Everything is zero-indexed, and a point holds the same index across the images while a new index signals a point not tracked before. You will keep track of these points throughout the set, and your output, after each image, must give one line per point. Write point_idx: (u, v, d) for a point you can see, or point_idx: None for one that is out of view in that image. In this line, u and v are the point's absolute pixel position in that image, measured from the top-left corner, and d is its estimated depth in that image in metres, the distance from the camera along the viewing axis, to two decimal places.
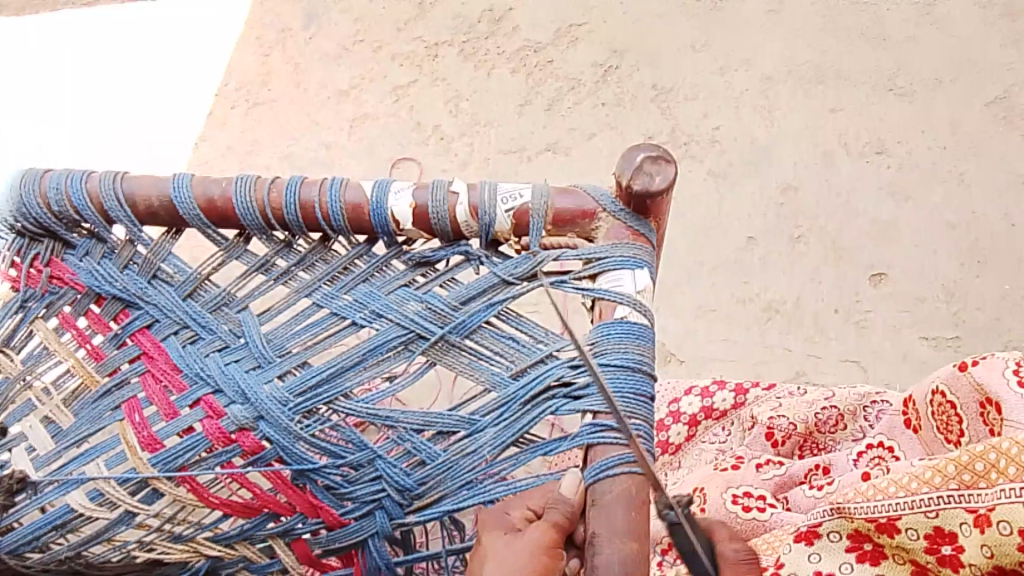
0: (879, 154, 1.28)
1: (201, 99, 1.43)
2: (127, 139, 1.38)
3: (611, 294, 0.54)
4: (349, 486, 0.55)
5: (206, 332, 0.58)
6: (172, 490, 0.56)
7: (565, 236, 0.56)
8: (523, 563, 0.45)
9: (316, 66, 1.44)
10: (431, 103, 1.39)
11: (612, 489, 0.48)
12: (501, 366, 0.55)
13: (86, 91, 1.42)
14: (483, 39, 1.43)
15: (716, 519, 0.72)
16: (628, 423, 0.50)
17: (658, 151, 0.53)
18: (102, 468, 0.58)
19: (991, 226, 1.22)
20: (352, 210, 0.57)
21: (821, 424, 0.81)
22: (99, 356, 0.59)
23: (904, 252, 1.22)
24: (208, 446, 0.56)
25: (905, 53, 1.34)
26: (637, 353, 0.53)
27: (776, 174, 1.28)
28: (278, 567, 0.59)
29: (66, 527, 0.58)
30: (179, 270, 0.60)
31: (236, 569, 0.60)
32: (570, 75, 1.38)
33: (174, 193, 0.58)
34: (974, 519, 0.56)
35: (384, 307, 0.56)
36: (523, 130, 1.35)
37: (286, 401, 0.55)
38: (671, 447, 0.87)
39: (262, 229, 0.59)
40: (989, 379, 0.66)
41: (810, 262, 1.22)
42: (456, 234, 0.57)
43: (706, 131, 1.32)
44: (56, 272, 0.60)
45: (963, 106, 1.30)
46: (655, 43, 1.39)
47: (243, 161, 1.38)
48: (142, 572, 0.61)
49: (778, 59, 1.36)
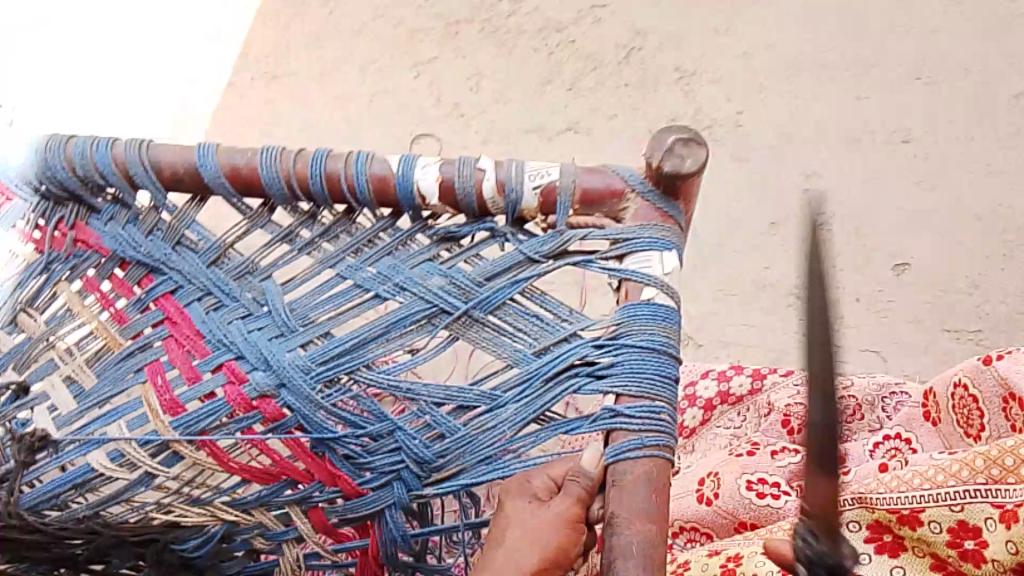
0: (904, 143, 1.26)
1: (218, 70, 1.43)
2: (148, 108, 1.39)
3: (639, 275, 0.54)
4: (368, 456, 0.55)
5: (229, 300, 0.58)
6: (192, 453, 0.57)
7: (592, 215, 0.56)
8: (547, 533, 0.47)
9: (338, 38, 1.44)
10: (453, 80, 1.39)
11: (632, 471, 0.47)
12: (523, 343, 0.54)
13: (105, 57, 1.41)
14: (506, 15, 1.42)
15: (729, 502, 0.71)
16: (646, 404, 0.50)
17: (689, 133, 0.52)
18: (123, 429, 0.58)
19: (1017, 219, 1.20)
20: (378, 182, 0.57)
21: (837, 413, 0.79)
22: (122, 320, 0.59)
23: (927, 242, 1.20)
24: (229, 411, 0.56)
25: (935, 41, 1.31)
26: (662, 336, 0.52)
27: (798, 162, 1.27)
28: (294, 535, 0.60)
29: (85, 485, 0.59)
30: (202, 237, 0.59)
31: (251, 536, 0.60)
32: (592, 54, 1.37)
33: (200, 161, 0.58)
34: (1000, 514, 0.55)
35: (407, 281, 0.56)
36: (543, 109, 1.34)
37: (308, 370, 0.55)
38: (686, 430, 0.87)
39: (286, 200, 0.58)
40: (1010, 371, 0.66)
41: (830, 251, 1.21)
42: (482, 210, 0.57)
43: (729, 115, 1.31)
44: (80, 236, 0.60)
45: (992, 97, 1.27)
46: (679, 24, 1.37)
47: (264, 131, 1.38)
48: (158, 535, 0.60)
49: (804, 44, 1.34)
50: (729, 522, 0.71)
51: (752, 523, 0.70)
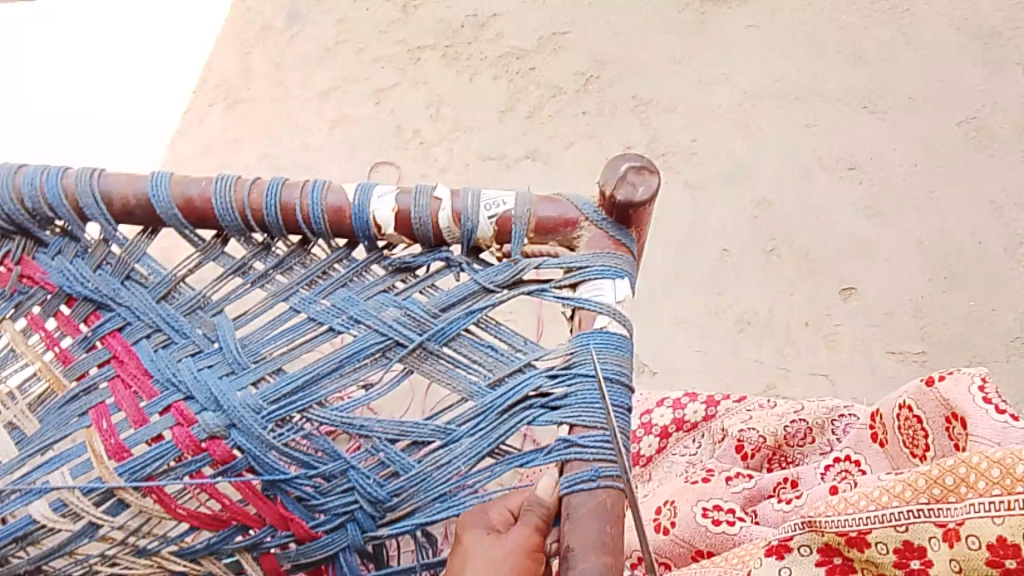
0: (851, 170, 1.30)
1: (177, 98, 1.40)
2: (103, 135, 1.36)
3: (591, 303, 0.54)
4: (320, 497, 0.55)
5: (179, 336, 0.57)
6: (138, 500, 0.56)
7: (546, 244, 0.56)
8: (507, 565, 0.46)
9: (297, 65, 1.44)
10: (412, 108, 1.39)
11: (587, 500, 0.48)
12: (479, 374, 0.55)
13: (63, 86, 1.40)
14: (466, 44, 1.43)
15: (686, 531, 0.72)
16: (600, 435, 0.50)
17: (642, 162, 0.54)
18: (66, 477, 0.56)
19: (960, 244, 1.24)
20: (333, 211, 0.57)
21: (790, 437, 0.81)
22: (67, 360, 0.58)
23: (876, 267, 1.23)
24: (177, 454, 0.55)
25: (880, 73, 1.36)
26: (615, 364, 0.53)
27: (752, 188, 1.29)
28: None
29: (28, 538, 0.58)
30: (153, 270, 0.59)
31: None
32: (550, 83, 1.39)
33: (152, 191, 0.57)
34: (943, 533, 0.56)
35: (361, 313, 0.56)
36: (503, 136, 1.36)
37: (259, 409, 0.55)
38: (643, 459, 0.87)
39: (240, 230, 0.58)
40: (954, 394, 0.67)
41: (783, 275, 1.23)
42: (437, 240, 0.57)
43: (685, 142, 1.33)
44: (26, 271, 0.59)
45: (935, 127, 1.32)
46: (636, 54, 1.40)
47: (220, 159, 1.36)
48: None
49: (755, 74, 1.38)
50: (686, 550, 0.72)
51: (708, 551, 0.71)
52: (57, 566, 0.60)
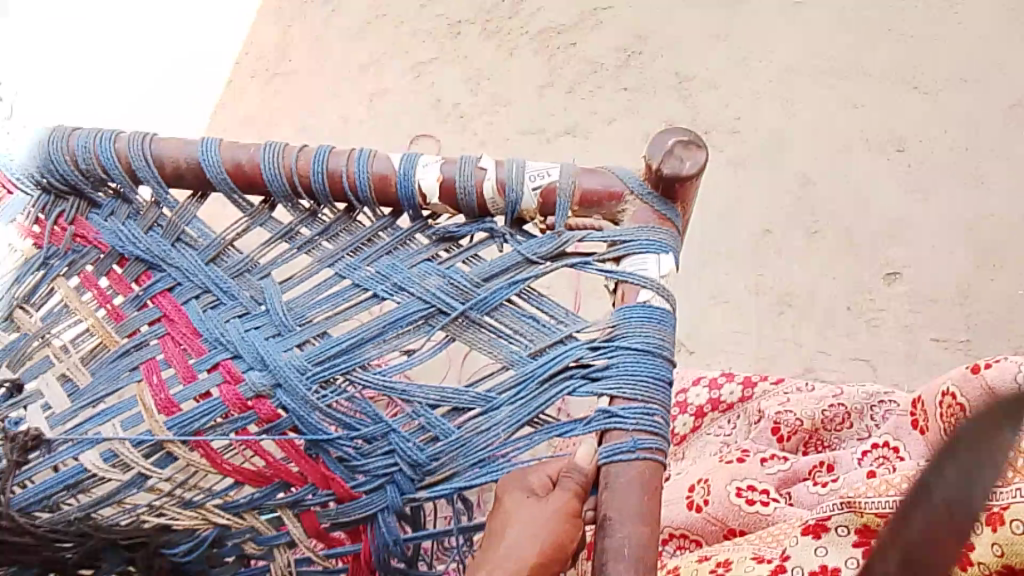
0: (898, 153, 1.27)
1: (221, 66, 1.43)
2: (150, 102, 1.39)
3: (634, 277, 0.54)
4: (361, 458, 0.56)
5: (227, 298, 0.59)
6: (186, 454, 0.58)
7: (591, 217, 0.56)
8: (546, 531, 0.46)
9: (339, 36, 1.44)
10: (452, 80, 1.39)
11: (626, 472, 0.48)
12: (520, 344, 0.55)
13: (114, 50, 1.42)
14: (507, 17, 1.42)
15: (720, 508, 0.72)
16: (640, 405, 0.50)
17: (689, 136, 0.53)
18: (117, 429, 0.59)
19: (1009, 230, 1.21)
20: (379, 180, 0.57)
21: (828, 421, 0.81)
22: (119, 317, 0.60)
23: (919, 252, 1.21)
24: (224, 411, 0.57)
25: (931, 52, 1.33)
26: (657, 338, 0.53)
27: (794, 169, 1.28)
28: (285, 540, 0.60)
29: (78, 486, 0.59)
30: (202, 233, 0.60)
31: (243, 540, 0.60)
32: (591, 58, 1.38)
33: (202, 156, 0.58)
34: (986, 518, 0.56)
35: (405, 281, 0.57)
36: (542, 111, 1.35)
37: (305, 370, 0.56)
38: (678, 438, 0.88)
39: (288, 196, 0.59)
40: (999, 381, 0.67)
41: (824, 258, 1.22)
42: (481, 211, 0.57)
43: (727, 121, 1.31)
44: (80, 231, 0.61)
45: (988, 108, 1.28)
46: (679, 30, 1.38)
47: (262, 131, 1.39)
48: (149, 539, 0.60)
49: (801, 52, 1.35)
50: (718, 528, 0.72)
51: (741, 530, 0.71)
52: (105, 515, 0.61)
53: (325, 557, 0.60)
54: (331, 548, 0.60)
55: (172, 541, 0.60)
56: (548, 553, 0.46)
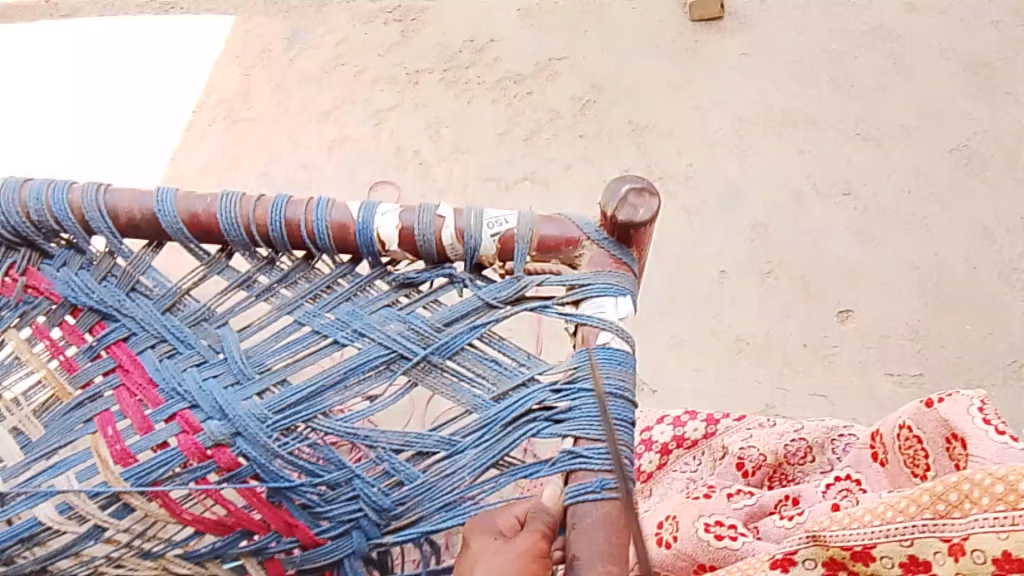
0: (845, 195, 1.31)
1: (178, 115, 1.42)
2: (106, 151, 1.37)
3: (595, 320, 0.55)
4: (325, 504, 0.55)
5: (183, 347, 0.58)
6: (143, 505, 0.56)
7: (548, 262, 0.57)
8: (514, 572, 0.45)
9: (298, 86, 1.45)
10: (411, 129, 1.40)
11: (592, 513, 0.48)
12: (482, 388, 0.55)
13: (72, 100, 1.42)
14: (465, 68, 1.45)
15: (688, 545, 0.71)
16: (605, 446, 0.50)
17: (643, 183, 0.54)
18: (72, 481, 0.57)
19: (954, 268, 1.25)
20: (338, 228, 0.57)
21: (790, 456, 0.81)
22: (72, 368, 0.58)
23: (871, 291, 1.24)
24: (183, 460, 0.55)
25: (872, 100, 1.39)
26: (619, 379, 0.53)
27: (748, 212, 1.31)
28: None
29: (33, 540, 0.58)
30: (158, 283, 0.59)
31: None
32: (548, 107, 1.41)
33: (157, 206, 0.58)
34: (948, 547, 0.56)
35: (366, 327, 0.56)
36: (501, 159, 1.37)
37: (264, 418, 0.55)
38: (643, 475, 0.87)
39: (245, 245, 0.58)
40: (953, 415, 0.68)
41: (779, 297, 1.24)
42: (441, 257, 0.58)
43: (681, 167, 1.35)
44: (31, 282, 0.59)
45: (927, 152, 1.34)
46: (632, 80, 1.42)
47: (222, 177, 1.37)
48: None
49: (750, 100, 1.40)
50: (688, 564, 0.71)
51: (710, 564, 0.70)
52: (63, 567, 0.59)
53: None
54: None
55: None
56: None
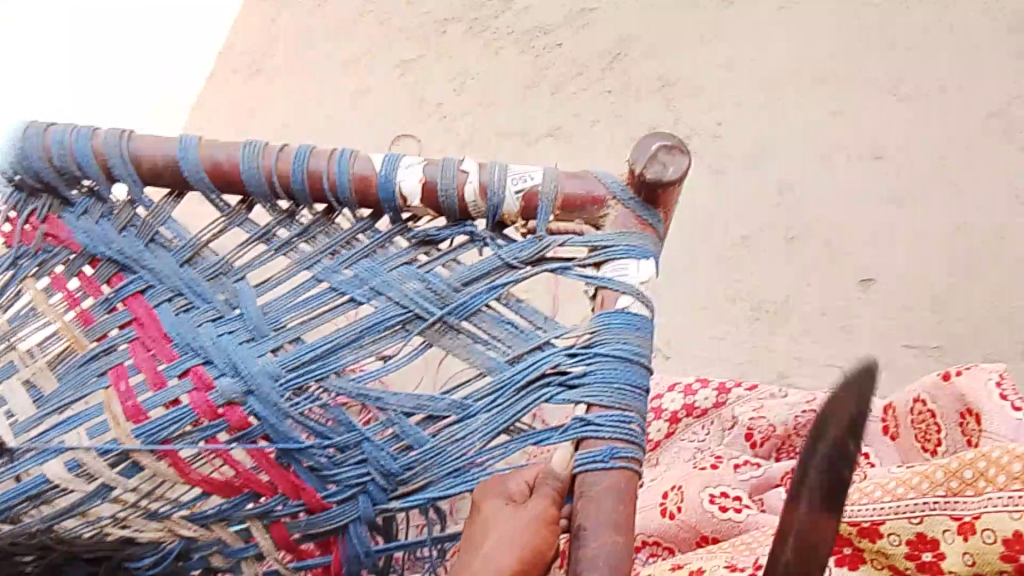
0: (877, 159, 1.28)
1: (202, 62, 1.41)
2: (129, 94, 1.37)
3: (615, 283, 0.54)
4: (334, 468, 0.56)
5: (201, 301, 0.58)
6: (152, 464, 0.57)
7: (572, 221, 0.56)
8: (525, 536, 0.46)
9: (322, 32, 1.43)
10: (436, 80, 1.38)
11: (602, 481, 0.48)
12: (498, 350, 0.55)
13: (93, 43, 1.39)
14: (493, 18, 1.42)
15: (692, 515, 0.72)
16: (617, 413, 0.50)
17: (674, 140, 0.53)
18: (83, 437, 0.58)
19: (984, 238, 1.22)
20: (360, 180, 0.57)
21: (802, 427, 0.80)
22: (88, 320, 0.59)
23: (896, 260, 1.22)
24: (194, 419, 0.56)
25: (911, 60, 1.34)
26: (636, 345, 0.53)
27: (775, 174, 1.28)
28: (253, 552, 0.60)
29: (41, 497, 0.59)
30: (177, 234, 0.59)
31: (209, 552, 0.60)
32: (576, 60, 1.38)
33: (181, 153, 0.58)
34: (958, 526, 0.56)
35: (384, 285, 0.56)
36: (525, 113, 1.35)
37: (278, 377, 0.56)
38: (652, 443, 0.88)
39: (266, 196, 0.58)
40: (970, 388, 0.68)
41: (802, 264, 1.23)
42: (463, 214, 0.57)
43: (709, 126, 1.32)
44: (51, 230, 0.60)
45: (965, 117, 1.30)
46: (663, 34, 1.39)
47: (245, 128, 1.37)
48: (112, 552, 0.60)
49: (783, 58, 1.36)
50: (692, 535, 0.72)
51: (713, 538, 0.71)
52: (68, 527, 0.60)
53: (296, 569, 0.59)
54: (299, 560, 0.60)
55: (137, 552, 0.61)
56: (527, 559, 0.45)
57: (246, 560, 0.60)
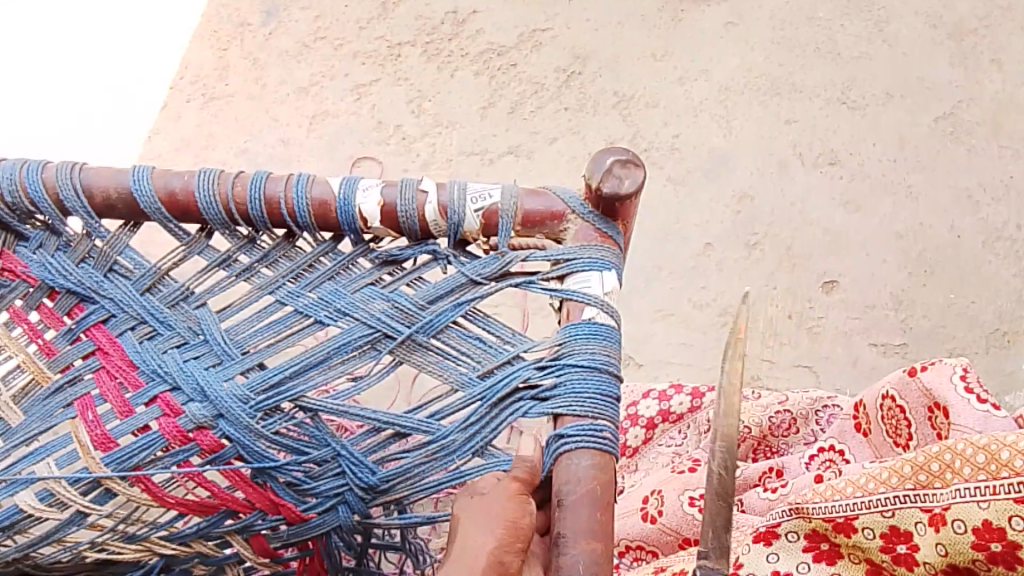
0: (831, 165, 1.31)
1: (155, 93, 1.39)
2: (82, 124, 1.35)
3: (579, 295, 0.54)
4: (311, 481, 0.55)
5: (164, 328, 0.57)
6: (126, 490, 0.55)
7: (533, 237, 0.56)
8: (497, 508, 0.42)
9: (277, 61, 1.43)
10: (393, 103, 1.39)
11: (576, 487, 0.48)
12: (468, 366, 0.54)
13: (47, 76, 1.39)
14: (446, 40, 1.43)
15: (673, 519, 0.73)
16: (589, 422, 0.50)
17: (628, 155, 0.54)
18: (52, 468, 0.56)
19: (937, 237, 1.25)
20: (319, 205, 0.56)
21: (774, 428, 0.83)
22: (50, 352, 0.58)
23: (856, 260, 1.25)
24: (164, 444, 0.55)
25: (858, 68, 1.38)
26: (603, 355, 0.53)
27: (733, 182, 1.30)
28: (235, 559, 0.62)
29: (14, 527, 0.57)
30: (137, 263, 0.58)
31: (193, 564, 0.62)
32: (532, 78, 1.39)
33: (134, 185, 0.56)
34: (929, 518, 0.56)
35: (349, 306, 0.56)
36: (485, 132, 1.36)
37: (246, 399, 0.54)
38: (629, 450, 0.89)
39: (224, 224, 0.57)
40: (937, 384, 0.69)
41: (765, 269, 1.24)
42: (424, 233, 0.57)
43: (666, 138, 1.34)
44: (7, 264, 0.58)
45: (912, 121, 1.33)
46: (616, 51, 1.41)
47: (199, 154, 1.35)
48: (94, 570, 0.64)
49: (735, 70, 1.39)
50: (673, 538, 0.73)
51: (695, 540, 0.72)
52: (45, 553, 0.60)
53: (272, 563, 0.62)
54: (278, 558, 0.62)
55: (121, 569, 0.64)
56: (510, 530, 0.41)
57: (229, 566, 0.63)
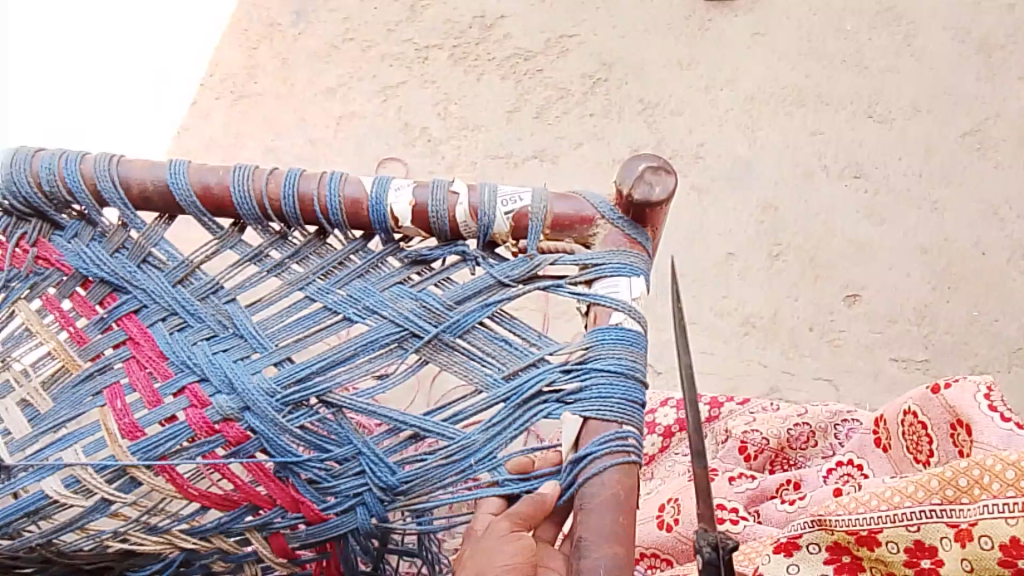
0: (856, 177, 1.30)
1: (184, 90, 1.41)
2: (112, 119, 1.38)
3: (607, 299, 0.55)
4: (332, 480, 0.55)
5: (194, 321, 0.58)
6: (150, 479, 0.56)
7: (562, 241, 0.56)
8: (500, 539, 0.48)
9: (305, 60, 1.44)
10: (419, 105, 1.40)
11: (599, 490, 0.49)
12: (493, 367, 0.55)
13: (79, 69, 1.41)
14: (474, 44, 1.44)
15: (691, 528, 0.72)
16: (615, 433, 0.50)
17: (659, 162, 0.54)
18: (79, 455, 0.57)
19: (961, 252, 1.24)
20: (350, 204, 0.57)
21: (793, 440, 0.82)
22: (82, 340, 0.58)
23: (879, 274, 1.24)
24: (191, 435, 0.55)
25: (885, 81, 1.37)
26: (630, 360, 0.53)
27: (757, 193, 1.30)
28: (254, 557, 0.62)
29: (39, 513, 0.57)
30: (170, 256, 0.59)
31: (212, 561, 0.62)
32: (558, 84, 1.40)
33: (170, 178, 0.58)
34: (955, 533, 0.57)
35: (378, 304, 0.56)
36: (510, 136, 1.36)
37: (273, 393, 0.55)
38: (646, 458, 0.89)
39: (258, 219, 0.58)
40: (960, 400, 0.69)
41: (787, 280, 1.24)
42: (453, 234, 0.57)
43: (691, 146, 1.34)
44: (42, 252, 0.59)
45: (939, 136, 1.33)
46: (643, 59, 1.41)
47: (227, 152, 1.37)
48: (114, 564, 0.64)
49: (761, 80, 1.38)
50: (689, 547, 0.72)
51: None
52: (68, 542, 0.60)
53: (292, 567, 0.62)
54: (295, 559, 0.62)
55: (139, 563, 0.64)
56: None
57: (247, 563, 0.63)
